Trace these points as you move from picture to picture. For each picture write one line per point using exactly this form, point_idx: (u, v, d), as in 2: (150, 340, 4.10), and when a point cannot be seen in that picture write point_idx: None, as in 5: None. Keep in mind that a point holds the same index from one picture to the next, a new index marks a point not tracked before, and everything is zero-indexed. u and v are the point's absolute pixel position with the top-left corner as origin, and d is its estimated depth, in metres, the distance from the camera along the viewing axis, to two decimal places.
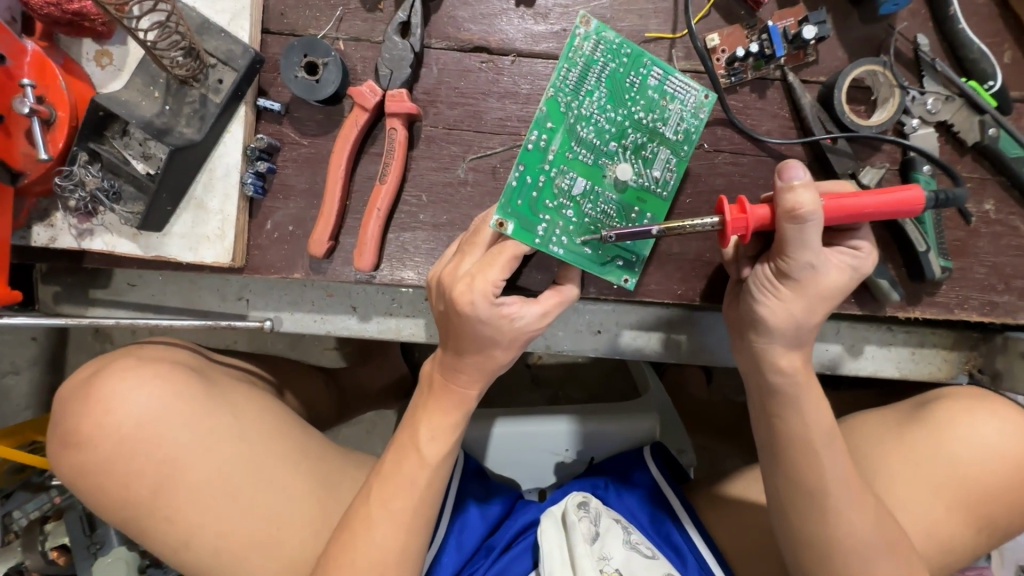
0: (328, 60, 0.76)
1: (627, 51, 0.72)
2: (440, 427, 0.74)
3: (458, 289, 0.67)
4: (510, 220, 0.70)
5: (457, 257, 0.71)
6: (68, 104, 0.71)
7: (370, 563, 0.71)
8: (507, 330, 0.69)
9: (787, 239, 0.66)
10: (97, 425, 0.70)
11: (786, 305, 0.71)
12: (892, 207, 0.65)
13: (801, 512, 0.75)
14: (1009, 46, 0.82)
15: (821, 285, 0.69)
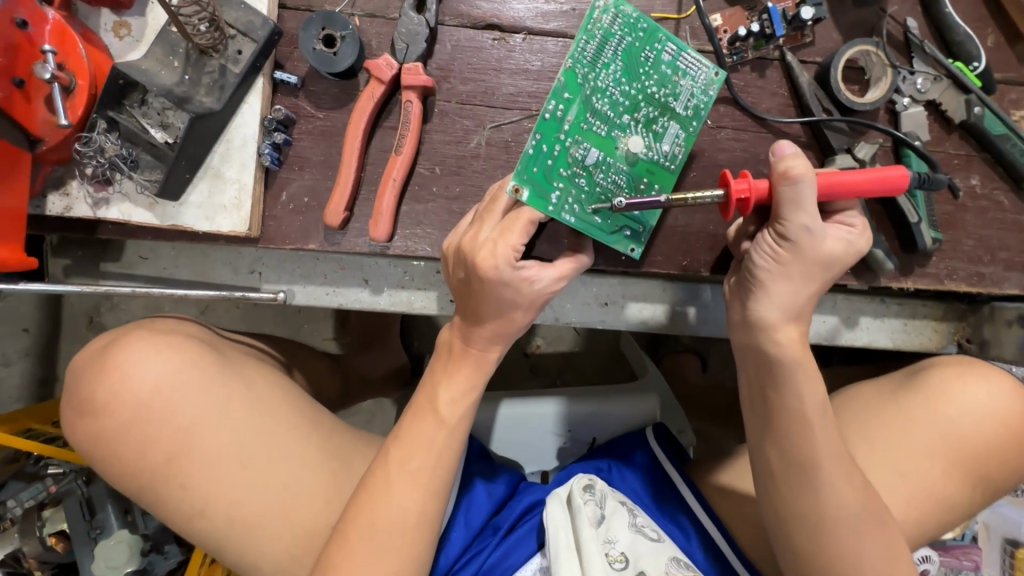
0: (346, 33, 0.78)
1: (644, 26, 0.75)
2: (460, 388, 0.76)
3: (480, 253, 0.69)
4: (526, 187, 0.73)
5: (475, 224, 0.73)
6: (88, 72, 0.72)
7: (390, 524, 0.71)
8: (524, 292, 0.71)
9: (786, 205, 0.68)
10: (113, 392, 0.71)
11: (786, 273, 0.71)
12: (878, 179, 0.67)
13: (801, 488, 0.71)
14: (991, 30, 0.87)
15: (817, 251, 0.70)
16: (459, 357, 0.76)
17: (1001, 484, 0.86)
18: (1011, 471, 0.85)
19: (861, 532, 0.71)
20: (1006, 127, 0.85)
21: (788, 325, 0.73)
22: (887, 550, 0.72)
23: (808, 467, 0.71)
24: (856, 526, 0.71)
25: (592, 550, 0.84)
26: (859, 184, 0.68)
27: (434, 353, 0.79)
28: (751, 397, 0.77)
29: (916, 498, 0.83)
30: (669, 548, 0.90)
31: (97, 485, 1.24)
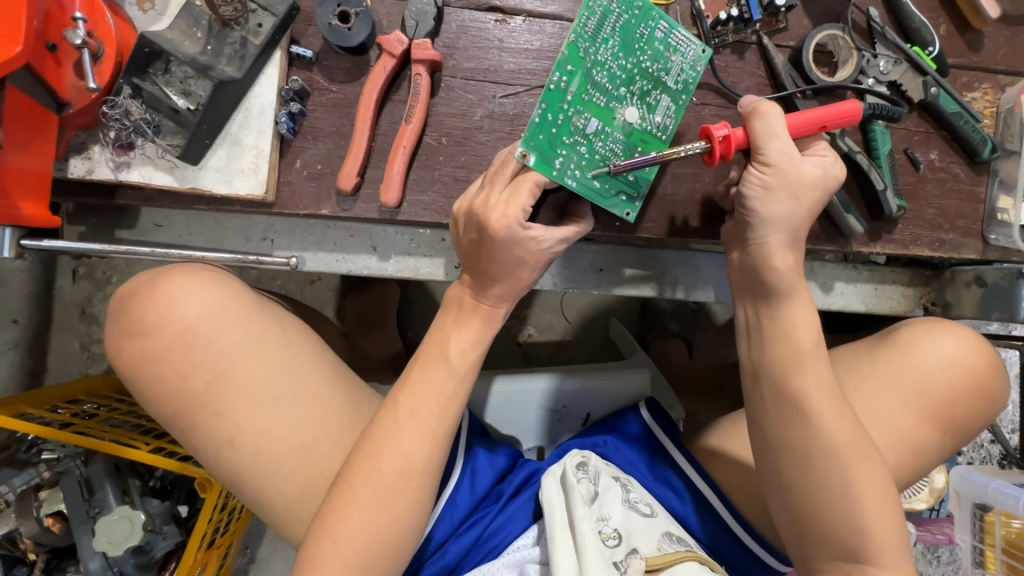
0: (360, 11, 0.83)
1: (639, 4, 0.81)
2: (470, 338, 0.81)
3: (493, 213, 0.75)
4: (532, 153, 0.79)
5: (485, 189, 0.79)
6: (114, 41, 0.77)
7: (396, 466, 0.75)
8: (532, 249, 0.79)
9: (762, 135, 0.77)
10: (159, 319, 0.77)
11: (773, 212, 0.78)
12: (840, 113, 0.77)
13: (792, 420, 0.77)
14: (944, 20, 0.97)
15: (797, 174, 0.77)
16: (469, 310, 0.82)
17: (965, 431, 0.93)
18: (974, 418, 0.93)
19: (847, 467, 0.75)
20: (958, 106, 0.94)
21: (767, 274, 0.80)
22: (876, 486, 0.76)
23: (798, 397, 0.77)
24: (842, 462, 0.75)
25: (585, 527, 0.84)
26: (824, 118, 0.78)
27: (444, 308, 0.84)
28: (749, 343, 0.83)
29: (890, 442, 0.90)
30: (662, 523, 0.91)
31: (94, 465, 1.24)
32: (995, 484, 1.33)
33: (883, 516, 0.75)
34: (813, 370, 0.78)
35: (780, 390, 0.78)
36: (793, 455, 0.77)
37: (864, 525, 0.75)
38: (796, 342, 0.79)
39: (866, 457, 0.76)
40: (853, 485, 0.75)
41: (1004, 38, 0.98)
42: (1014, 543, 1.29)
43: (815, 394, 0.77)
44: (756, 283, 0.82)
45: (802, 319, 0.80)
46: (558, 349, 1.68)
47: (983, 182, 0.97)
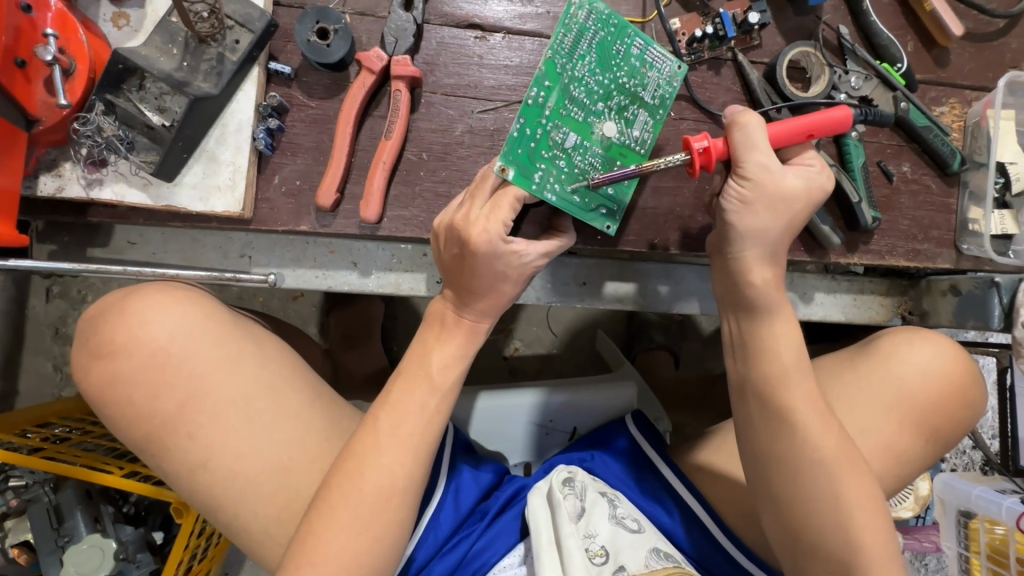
0: (339, 27, 0.83)
1: (615, 22, 0.83)
2: (452, 352, 0.80)
3: (473, 228, 0.75)
4: (511, 167, 0.79)
5: (465, 205, 0.79)
6: (87, 58, 0.75)
7: (376, 485, 0.73)
8: (512, 261, 0.78)
9: (742, 148, 0.77)
10: (130, 339, 0.75)
11: (749, 223, 0.79)
12: (824, 121, 0.77)
13: (773, 434, 0.77)
14: (911, 37, 1.00)
15: (777, 186, 0.78)
16: (451, 325, 0.81)
17: (947, 438, 0.94)
18: (956, 423, 0.94)
19: (835, 472, 0.75)
20: (928, 120, 0.97)
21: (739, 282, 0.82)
22: (863, 497, 0.75)
23: (785, 407, 0.77)
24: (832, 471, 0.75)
25: (572, 545, 0.82)
26: (808, 127, 0.78)
27: (425, 323, 0.83)
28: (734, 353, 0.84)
29: (875, 450, 0.90)
30: (650, 539, 0.89)
31: (64, 491, 1.19)
32: (978, 491, 1.34)
33: (873, 527, 0.74)
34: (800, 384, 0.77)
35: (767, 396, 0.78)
36: (779, 461, 0.77)
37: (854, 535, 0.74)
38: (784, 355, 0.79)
39: (853, 470, 0.75)
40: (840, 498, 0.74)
41: (968, 55, 1.01)
42: (998, 550, 1.31)
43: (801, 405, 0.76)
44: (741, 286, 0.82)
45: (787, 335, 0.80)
46: (544, 363, 1.67)
47: (954, 193, 1.00)
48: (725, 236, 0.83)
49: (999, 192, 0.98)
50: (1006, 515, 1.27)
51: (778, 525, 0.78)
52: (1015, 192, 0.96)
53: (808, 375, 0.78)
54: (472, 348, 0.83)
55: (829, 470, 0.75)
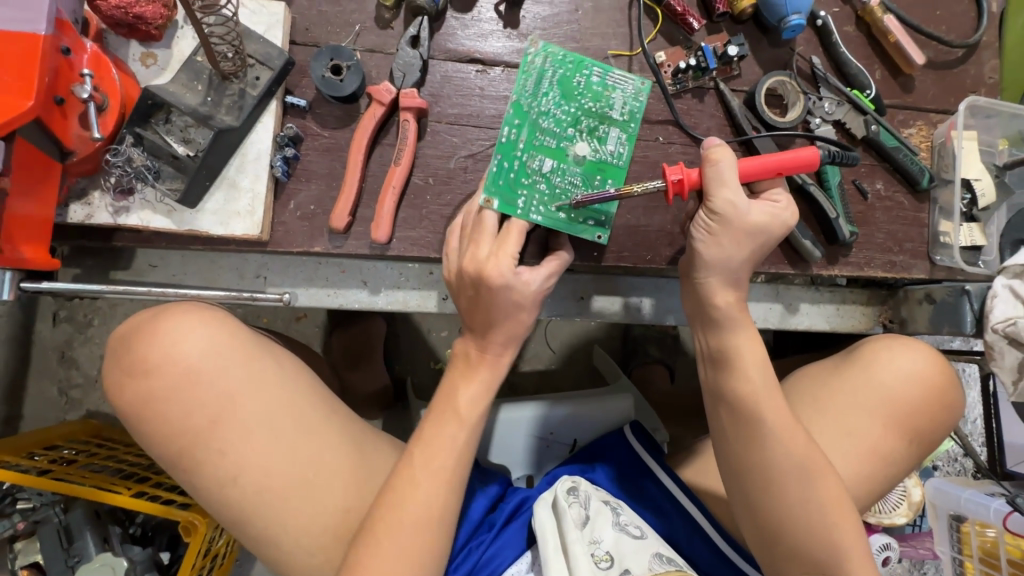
0: (351, 64, 0.90)
1: (571, 59, 0.92)
2: (476, 390, 0.85)
3: (486, 266, 0.81)
4: (495, 198, 0.87)
5: (471, 246, 0.84)
6: (119, 95, 0.81)
7: (417, 516, 0.78)
8: (525, 292, 0.83)
9: (712, 184, 0.83)
10: (164, 358, 0.79)
11: (723, 250, 0.86)
12: (790, 161, 0.83)
13: (749, 443, 0.82)
14: (879, 66, 1.08)
15: (743, 220, 0.84)
16: (477, 365, 0.87)
17: (929, 439, 0.99)
18: (938, 426, 0.99)
19: (808, 484, 0.80)
20: (897, 141, 1.04)
21: (727, 293, 0.88)
22: (841, 507, 0.80)
23: (755, 424, 0.82)
24: (805, 485, 0.80)
25: (578, 551, 0.86)
26: (776, 165, 0.83)
27: (451, 362, 0.89)
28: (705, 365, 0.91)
29: (861, 452, 0.95)
30: (652, 544, 0.91)
31: (74, 512, 1.22)
32: (968, 494, 1.38)
33: (849, 535, 0.79)
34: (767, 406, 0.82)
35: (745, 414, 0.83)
36: (751, 476, 0.82)
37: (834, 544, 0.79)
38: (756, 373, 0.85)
39: (823, 484, 0.80)
40: (813, 511, 0.79)
41: (931, 81, 1.10)
42: (991, 552, 1.34)
43: (777, 424, 0.81)
44: (706, 303, 0.89)
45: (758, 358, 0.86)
46: (543, 378, 1.71)
47: (926, 209, 1.07)
48: (694, 266, 0.88)
49: (967, 206, 1.05)
50: (995, 517, 1.31)
51: (758, 535, 0.83)
52: (982, 207, 1.04)
53: (776, 395, 0.84)
54: (494, 382, 0.88)
55: (805, 483, 0.80)
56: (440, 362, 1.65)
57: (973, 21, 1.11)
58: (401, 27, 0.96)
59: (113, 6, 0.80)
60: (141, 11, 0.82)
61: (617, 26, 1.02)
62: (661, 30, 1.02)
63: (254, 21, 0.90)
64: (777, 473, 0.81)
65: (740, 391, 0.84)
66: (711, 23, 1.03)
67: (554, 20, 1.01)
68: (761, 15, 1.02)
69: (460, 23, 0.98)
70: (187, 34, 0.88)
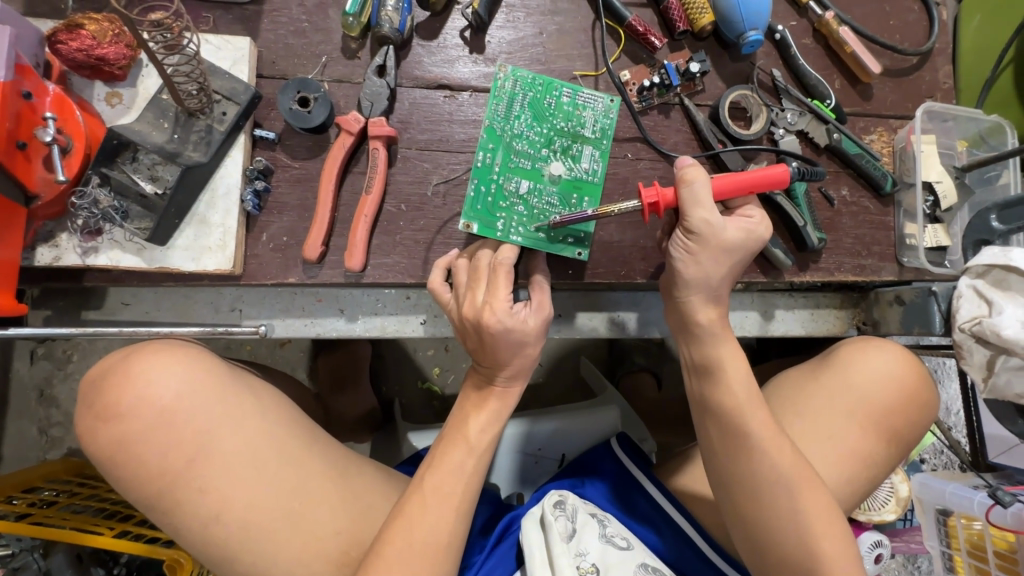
0: (318, 95, 0.91)
1: (541, 82, 0.95)
2: (486, 418, 0.88)
3: (484, 314, 0.83)
4: (474, 222, 0.92)
5: (469, 290, 0.86)
6: (84, 136, 0.81)
7: (423, 543, 0.78)
8: (525, 330, 0.85)
9: (687, 204, 0.84)
10: (138, 401, 0.78)
11: (697, 263, 0.86)
12: (761, 181, 0.85)
13: (733, 450, 0.83)
14: (838, 76, 1.11)
15: (719, 238, 0.85)
16: (489, 394, 0.90)
17: (908, 438, 1.01)
18: (914, 424, 1.00)
19: (795, 493, 0.80)
20: (860, 148, 1.06)
21: (709, 308, 0.90)
22: (830, 516, 0.80)
23: (738, 433, 0.83)
24: (796, 499, 0.80)
25: (563, 563, 0.86)
26: (749, 184, 0.85)
27: (466, 393, 0.92)
28: (692, 373, 0.91)
29: (842, 457, 0.96)
30: (638, 555, 0.93)
31: (54, 557, 1.19)
32: (952, 488, 1.41)
33: (836, 547, 0.79)
34: (755, 419, 0.83)
35: (725, 425, 0.85)
36: (741, 490, 0.82)
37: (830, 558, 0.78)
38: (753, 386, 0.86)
39: (811, 499, 0.80)
40: (801, 522, 0.79)
41: (889, 89, 1.13)
42: (977, 544, 1.36)
43: (766, 437, 0.82)
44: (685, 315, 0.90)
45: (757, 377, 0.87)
46: (530, 393, 1.71)
47: (891, 212, 1.09)
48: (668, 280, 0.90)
49: (930, 208, 1.07)
50: (979, 509, 1.33)
51: (754, 547, 0.83)
52: (944, 208, 1.06)
53: (759, 405, 0.84)
54: (503, 413, 0.90)
55: (793, 499, 0.80)
56: (427, 382, 1.64)
57: (926, 29, 1.14)
58: (368, 56, 0.97)
59: (75, 49, 0.81)
60: (104, 52, 0.82)
61: (582, 47, 1.04)
62: (625, 50, 1.04)
63: (219, 57, 0.91)
64: (764, 488, 0.81)
65: (724, 402, 0.85)
66: (673, 41, 1.06)
67: (519, 44, 1.02)
68: (720, 31, 1.04)
69: (426, 50, 0.99)
70: (152, 72, 0.88)
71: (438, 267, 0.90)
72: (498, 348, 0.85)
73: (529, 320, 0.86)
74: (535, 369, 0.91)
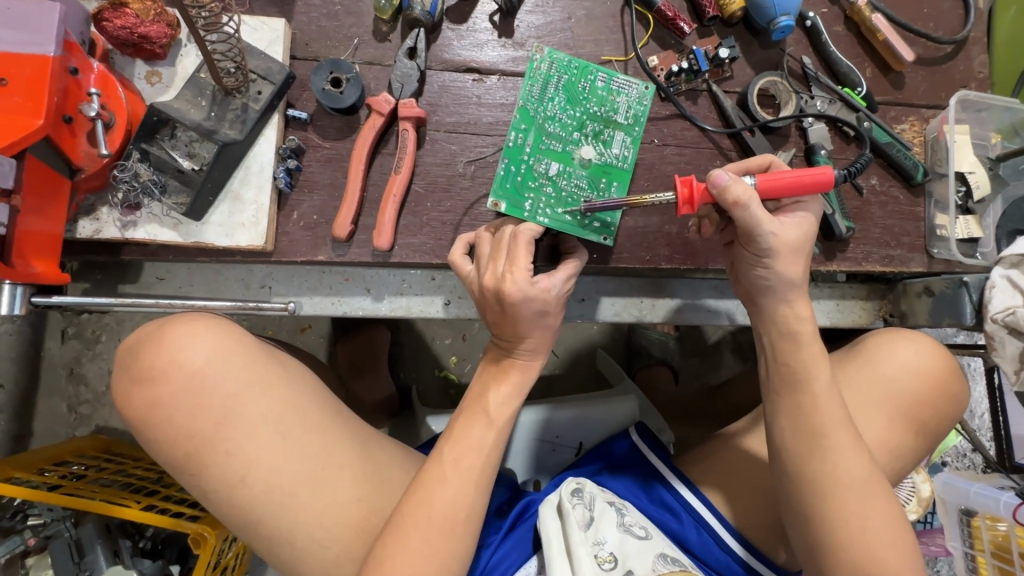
0: (350, 76, 0.92)
1: (576, 65, 0.96)
2: (506, 392, 0.88)
3: (505, 283, 0.83)
4: (502, 201, 0.93)
5: (491, 260, 0.86)
6: (125, 112, 0.83)
7: (444, 513, 0.79)
8: (546, 299, 0.85)
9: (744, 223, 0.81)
10: (170, 364, 0.80)
11: (762, 259, 0.84)
12: (796, 183, 0.80)
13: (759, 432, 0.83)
14: (869, 64, 1.10)
15: (788, 241, 0.83)
16: (507, 367, 0.90)
17: (935, 429, 0.99)
18: (942, 414, 0.99)
19: (817, 471, 0.80)
20: (891, 137, 1.05)
21: (770, 300, 0.87)
22: (855, 505, 0.80)
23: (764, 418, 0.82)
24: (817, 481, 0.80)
25: (581, 552, 0.86)
26: (781, 187, 0.81)
27: (484, 365, 0.93)
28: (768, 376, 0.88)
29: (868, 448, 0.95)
30: (657, 545, 0.92)
31: (85, 526, 1.23)
32: (976, 488, 1.38)
33: (859, 533, 0.79)
34: (789, 414, 0.84)
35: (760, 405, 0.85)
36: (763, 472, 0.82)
37: (849, 543, 0.79)
38: (797, 369, 0.84)
39: (836, 491, 0.80)
40: (817, 514, 0.80)
41: (922, 77, 1.11)
42: (1002, 546, 1.32)
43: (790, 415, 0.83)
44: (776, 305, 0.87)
45: (817, 363, 0.83)
46: (548, 384, 1.72)
47: (921, 203, 1.08)
48: (751, 280, 0.89)
49: (962, 199, 1.06)
50: (1004, 511, 1.30)
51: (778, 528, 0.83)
52: (977, 199, 1.04)
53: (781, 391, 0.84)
54: (523, 386, 0.91)
55: (807, 491, 0.81)
56: (445, 370, 1.66)
57: (961, 17, 1.12)
58: (398, 39, 0.98)
59: (119, 27, 0.83)
60: (146, 30, 0.85)
61: (611, 32, 1.04)
62: (653, 36, 1.04)
63: (255, 37, 0.93)
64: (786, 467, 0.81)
65: (780, 389, 0.85)
66: (702, 26, 1.05)
67: (548, 29, 1.03)
68: (751, 17, 1.04)
69: (455, 34, 1.00)
70: (191, 51, 0.91)
71: (460, 241, 0.92)
72: (522, 318, 0.86)
73: (550, 289, 0.85)
74: (547, 341, 0.91)
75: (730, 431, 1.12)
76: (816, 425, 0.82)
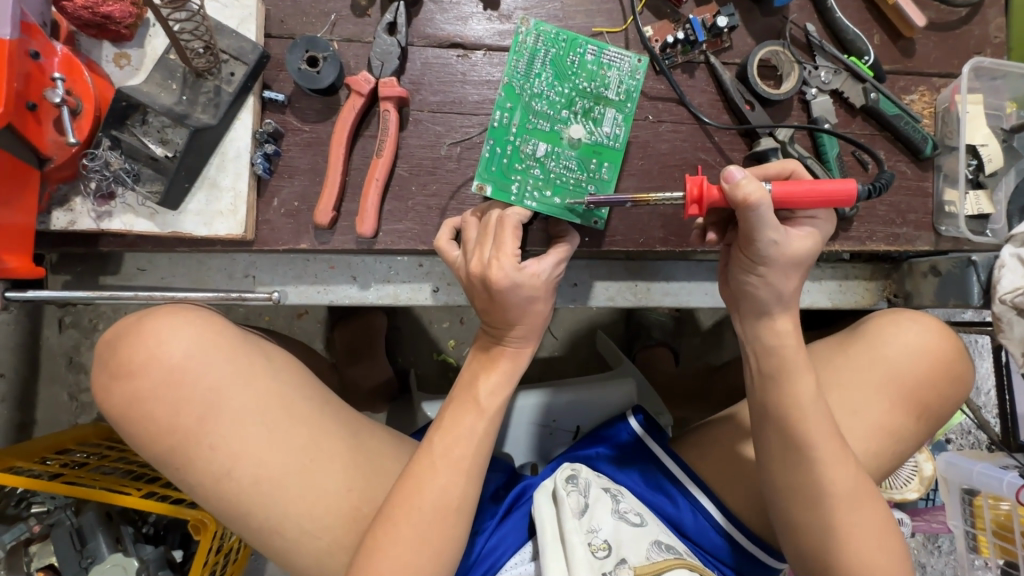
0: (327, 54, 0.88)
1: (564, 38, 0.91)
2: (496, 380, 0.86)
3: (491, 268, 0.80)
4: (488, 184, 0.89)
5: (477, 246, 0.83)
6: (93, 98, 0.80)
7: (434, 503, 0.78)
8: (535, 285, 0.82)
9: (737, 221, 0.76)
10: (150, 358, 0.79)
11: None
12: (811, 195, 0.74)
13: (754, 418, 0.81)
14: (877, 31, 1.04)
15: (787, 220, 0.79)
16: (497, 355, 0.88)
17: (938, 413, 0.96)
18: (946, 397, 0.96)
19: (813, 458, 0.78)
20: (899, 109, 1.00)
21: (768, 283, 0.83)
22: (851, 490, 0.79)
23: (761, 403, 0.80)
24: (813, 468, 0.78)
25: (574, 540, 0.84)
26: (795, 198, 0.75)
27: (473, 354, 0.90)
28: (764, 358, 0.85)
29: (867, 433, 0.92)
30: (652, 532, 0.91)
31: (86, 514, 1.24)
32: (980, 467, 1.34)
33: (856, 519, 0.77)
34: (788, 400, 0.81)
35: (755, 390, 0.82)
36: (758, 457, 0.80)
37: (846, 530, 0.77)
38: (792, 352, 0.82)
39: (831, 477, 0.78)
40: (812, 499, 0.79)
41: (934, 44, 1.05)
42: (1004, 525, 1.31)
43: (787, 399, 0.81)
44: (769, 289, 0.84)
45: None
46: (546, 367, 1.70)
47: (930, 177, 1.03)
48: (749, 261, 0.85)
49: (973, 173, 1.01)
50: (1007, 490, 1.26)
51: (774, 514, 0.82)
52: (988, 172, 0.99)
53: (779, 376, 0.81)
54: (514, 374, 0.88)
55: (805, 478, 0.79)
56: (443, 354, 1.64)
57: None
58: (378, 14, 0.94)
59: (80, 7, 0.79)
60: (109, 10, 0.81)
61: (602, 2, 0.98)
62: (648, 4, 0.98)
63: (227, 15, 0.89)
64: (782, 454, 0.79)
65: (779, 374, 0.82)
66: None
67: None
68: None
69: (438, 7, 0.95)
70: (159, 32, 0.87)
71: (446, 226, 0.89)
72: (510, 306, 0.83)
73: (539, 274, 0.82)
74: (537, 328, 0.88)
75: (728, 415, 1.10)
76: (813, 410, 0.79)
